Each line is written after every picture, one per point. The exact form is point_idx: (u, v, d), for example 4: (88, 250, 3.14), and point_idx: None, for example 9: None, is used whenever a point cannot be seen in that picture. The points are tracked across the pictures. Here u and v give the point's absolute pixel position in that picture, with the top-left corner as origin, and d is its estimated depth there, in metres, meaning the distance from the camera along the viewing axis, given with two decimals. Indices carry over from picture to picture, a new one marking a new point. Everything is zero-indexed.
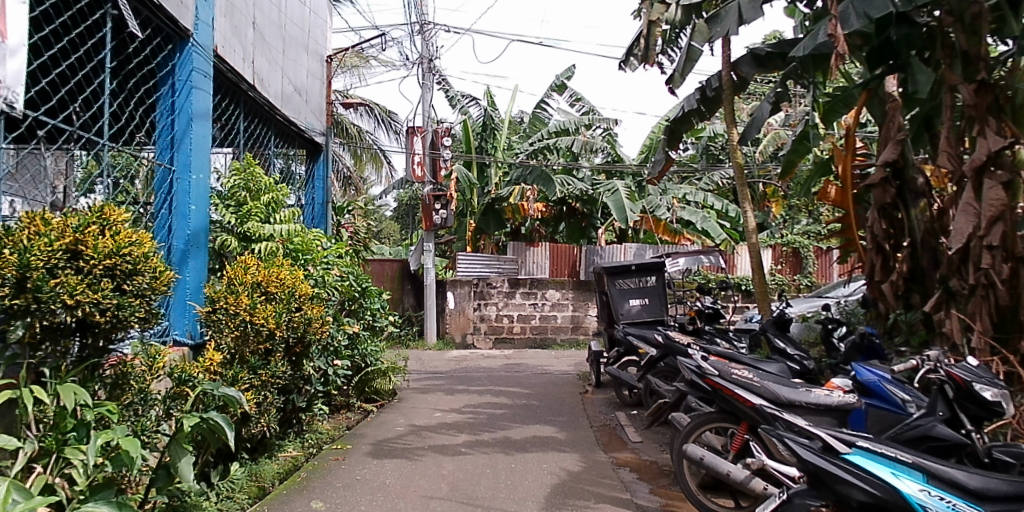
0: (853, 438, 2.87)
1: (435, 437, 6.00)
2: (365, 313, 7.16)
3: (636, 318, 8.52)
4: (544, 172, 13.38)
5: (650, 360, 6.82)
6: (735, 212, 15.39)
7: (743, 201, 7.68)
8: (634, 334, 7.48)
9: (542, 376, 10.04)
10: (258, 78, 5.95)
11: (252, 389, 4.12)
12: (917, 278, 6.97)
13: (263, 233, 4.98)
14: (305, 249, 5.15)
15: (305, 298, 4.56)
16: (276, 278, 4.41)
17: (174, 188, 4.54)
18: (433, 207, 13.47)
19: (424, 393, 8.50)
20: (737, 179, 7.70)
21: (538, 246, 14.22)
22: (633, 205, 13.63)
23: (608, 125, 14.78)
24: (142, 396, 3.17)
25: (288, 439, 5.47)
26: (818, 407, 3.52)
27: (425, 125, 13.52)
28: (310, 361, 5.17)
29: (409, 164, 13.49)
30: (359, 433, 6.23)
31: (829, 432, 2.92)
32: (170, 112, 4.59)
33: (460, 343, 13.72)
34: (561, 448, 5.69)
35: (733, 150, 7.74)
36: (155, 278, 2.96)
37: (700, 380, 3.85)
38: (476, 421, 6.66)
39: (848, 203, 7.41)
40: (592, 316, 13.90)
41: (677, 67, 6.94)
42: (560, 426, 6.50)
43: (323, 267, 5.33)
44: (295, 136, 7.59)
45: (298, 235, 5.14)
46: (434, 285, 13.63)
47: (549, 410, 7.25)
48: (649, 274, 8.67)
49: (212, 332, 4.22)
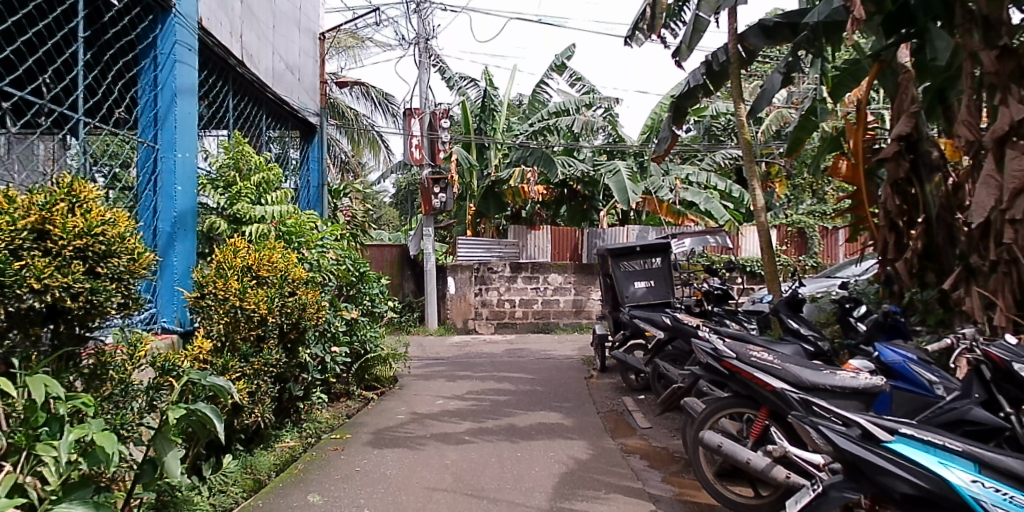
0: (895, 426, 2.77)
1: (437, 425, 5.81)
2: (363, 298, 6.94)
3: (641, 301, 8.30)
4: (547, 154, 13.12)
5: (658, 343, 6.63)
6: (739, 193, 15.14)
7: (750, 179, 7.42)
8: (640, 317, 7.27)
9: (546, 361, 9.85)
10: (247, 54, 5.70)
11: (244, 378, 3.91)
12: (932, 256, 6.71)
13: (254, 215, 4.76)
14: (298, 232, 4.93)
15: (299, 282, 4.35)
16: (268, 261, 4.19)
17: (159, 168, 4.32)
18: (432, 191, 13.26)
19: (426, 379, 8.31)
20: (745, 157, 7.45)
21: (540, 229, 13.97)
22: (635, 186, 13.38)
23: (609, 104, 14.48)
24: (123, 387, 2.90)
25: (286, 429, 5.28)
26: (844, 390, 3.32)
27: (423, 107, 13.26)
28: (306, 348, 4.97)
29: (407, 146, 13.31)
30: (359, 421, 6.04)
31: (869, 418, 2.81)
32: (153, 87, 4.36)
33: (461, 328, 13.54)
34: (568, 435, 5.50)
35: (741, 126, 7.49)
36: (132, 260, 2.75)
37: (717, 364, 3.63)
38: (480, 408, 6.47)
39: (859, 178, 7.18)
40: (594, 300, 13.71)
41: (684, 39, 6.68)
42: (566, 412, 6.31)
43: (318, 251, 5.11)
44: (289, 117, 7.35)
45: (290, 216, 4.91)
46: (434, 269, 13.44)
47: (554, 396, 7.06)
48: (654, 256, 8.47)
49: (201, 318, 4.01)
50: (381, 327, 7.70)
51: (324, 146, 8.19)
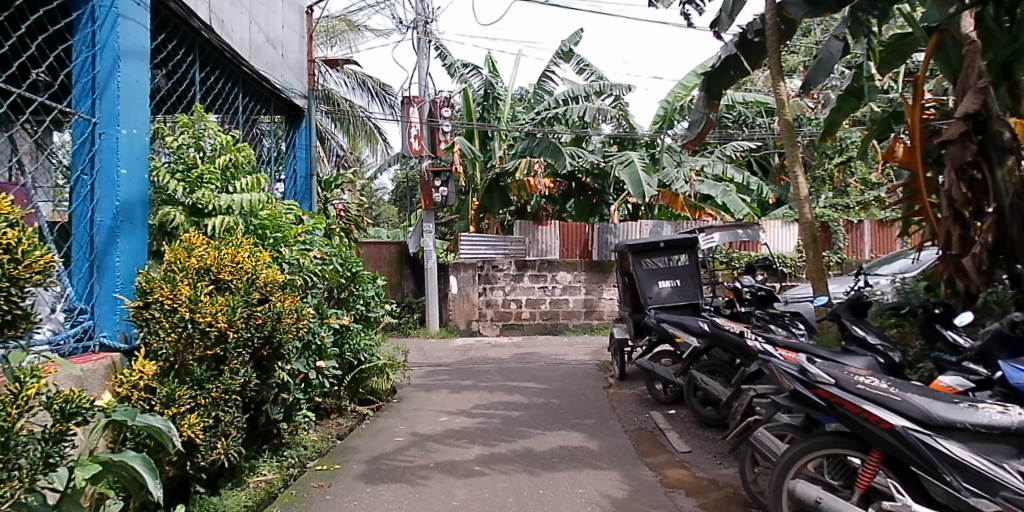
0: None
1: (442, 451, 4.97)
2: (354, 303, 6.10)
3: (667, 302, 7.47)
4: (554, 144, 12.32)
5: (694, 353, 5.81)
6: (758, 186, 14.28)
7: (792, 166, 6.56)
8: (668, 322, 6.47)
9: (558, 368, 9.04)
10: (216, 18, 4.84)
11: (197, 411, 3.07)
12: (1006, 250, 5.85)
13: (219, 205, 3.92)
14: (273, 227, 4.13)
15: (273, 286, 3.53)
16: (230, 263, 3.38)
17: (97, 146, 3.49)
18: (432, 184, 12.47)
19: (428, 391, 7.50)
20: (786, 142, 6.61)
21: (547, 224, 13.06)
22: (650, 178, 12.52)
23: (620, 92, 13.51)
24: (4, 442, 1.98)
25: (261, 459, 4.44)
26: (989, 431, 2.55)
27: (423, 95, 12.52)
28: (284, 364, 4.15)
29: (406, 137, 12.37)
30: (352, 445, 5.22)
31: None
32: (89, 46, 3.52)
33: (464, 331, 12.67)
34: (596, 463, 4.66)
35: (780, 107, 6.67)
36: (13, 263, 1.93)
37: (810, 392, 2.85)
38: (490, 428, 5.65)
39: (918, 163, 6.31)
40: (605, 299, 12.95)
41: (723, 6, 5.84)
42: (589, 433, 5.48)
43: (298, 248, 4.29)
44: (271, 97, 6.51)
45: (261, 206, 4.08)
46: (436, 268, 12.64)
47: (573, 412, 6.24)
48: (680, 252, 7.65)
49: (145, 333, 3.20)
50: (376, 336, 6.87)
51: (313, 131, 7.36)
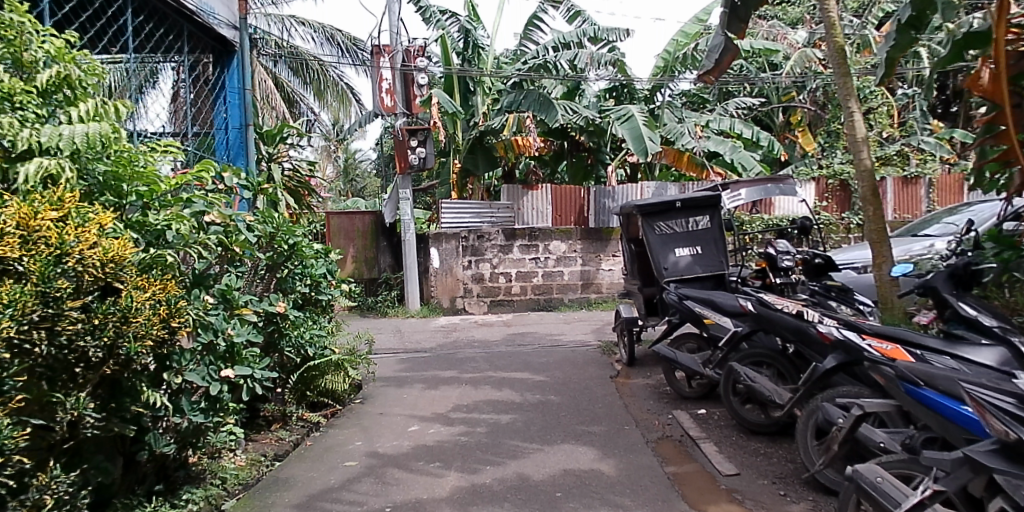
0: None
1: (406, 483, 3.71)
2: (289, 285, 4.76)
3: (686, 275, 6.18)
4: (545, 95, 10.91)
5: (730, 340, 4.52)
6: (768, 141, 12.84)
7: (844, 100, 5.21)
8: (691, 298, 5.18)
9: (554, 351, 7.78)
10: None
11: None
12: None
13: (32, 142, 2.58)
14: (126, 173, 2.78)
15: (119, 265, 2.35)
16: (16, 230, 2.18)
17: None
18: (407, 144, 11.07)
19: (398, 387, 6.22)
20: (837, 71, 5.24)
21: (538, 188, 11.56)
22: (653, 133, 11.13)
23: (617, 38, 12.04)
24: None
25: (145, 507, 3.16)
26: None
27: (395, 43, 11.07)
28: (167, 378, 2.99)
29: (377, 92, 11.18)
30: (286, 477, 3.93)
31: None
32: None
33: (447, 309, 11.32)
34: (617, 501, 3.40)
35: (829, 26, 5.32)
36: None
37: None
38: (471, 443, 4.38)
39: (1005, 95, 4.83)
40: (604, 271, 11.70)
41: None
42: (602, 448, 4.22)
43: (170, 204, 2.99)
44: (180, 19, 5.13)
45: (104, 142, 2.73)
46: (414, 240, 11.42)
47: (577, 415, 4.98)
48: (701, 213, 6.35)
49: None
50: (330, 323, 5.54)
51: (247, 72, 6.00)
